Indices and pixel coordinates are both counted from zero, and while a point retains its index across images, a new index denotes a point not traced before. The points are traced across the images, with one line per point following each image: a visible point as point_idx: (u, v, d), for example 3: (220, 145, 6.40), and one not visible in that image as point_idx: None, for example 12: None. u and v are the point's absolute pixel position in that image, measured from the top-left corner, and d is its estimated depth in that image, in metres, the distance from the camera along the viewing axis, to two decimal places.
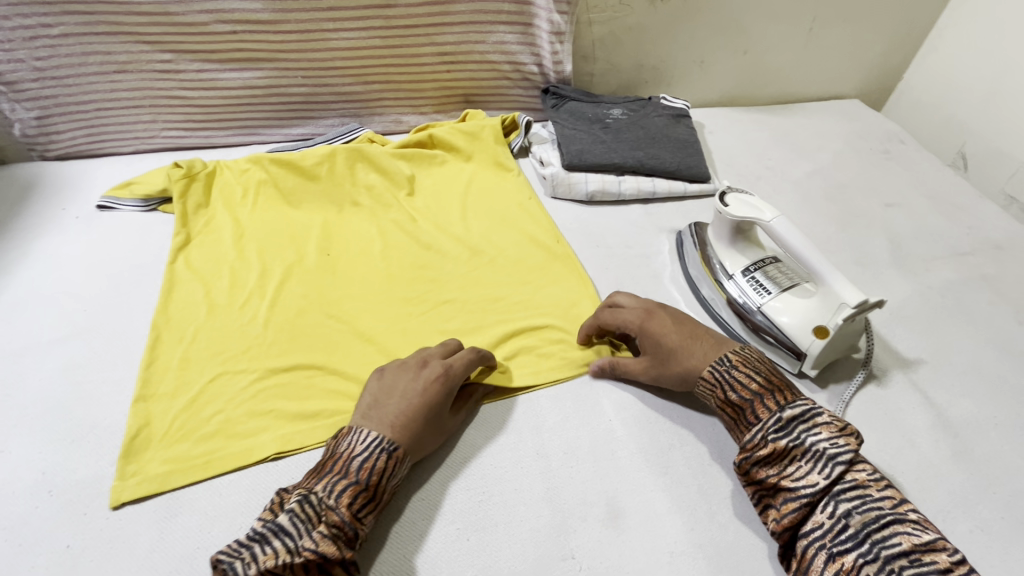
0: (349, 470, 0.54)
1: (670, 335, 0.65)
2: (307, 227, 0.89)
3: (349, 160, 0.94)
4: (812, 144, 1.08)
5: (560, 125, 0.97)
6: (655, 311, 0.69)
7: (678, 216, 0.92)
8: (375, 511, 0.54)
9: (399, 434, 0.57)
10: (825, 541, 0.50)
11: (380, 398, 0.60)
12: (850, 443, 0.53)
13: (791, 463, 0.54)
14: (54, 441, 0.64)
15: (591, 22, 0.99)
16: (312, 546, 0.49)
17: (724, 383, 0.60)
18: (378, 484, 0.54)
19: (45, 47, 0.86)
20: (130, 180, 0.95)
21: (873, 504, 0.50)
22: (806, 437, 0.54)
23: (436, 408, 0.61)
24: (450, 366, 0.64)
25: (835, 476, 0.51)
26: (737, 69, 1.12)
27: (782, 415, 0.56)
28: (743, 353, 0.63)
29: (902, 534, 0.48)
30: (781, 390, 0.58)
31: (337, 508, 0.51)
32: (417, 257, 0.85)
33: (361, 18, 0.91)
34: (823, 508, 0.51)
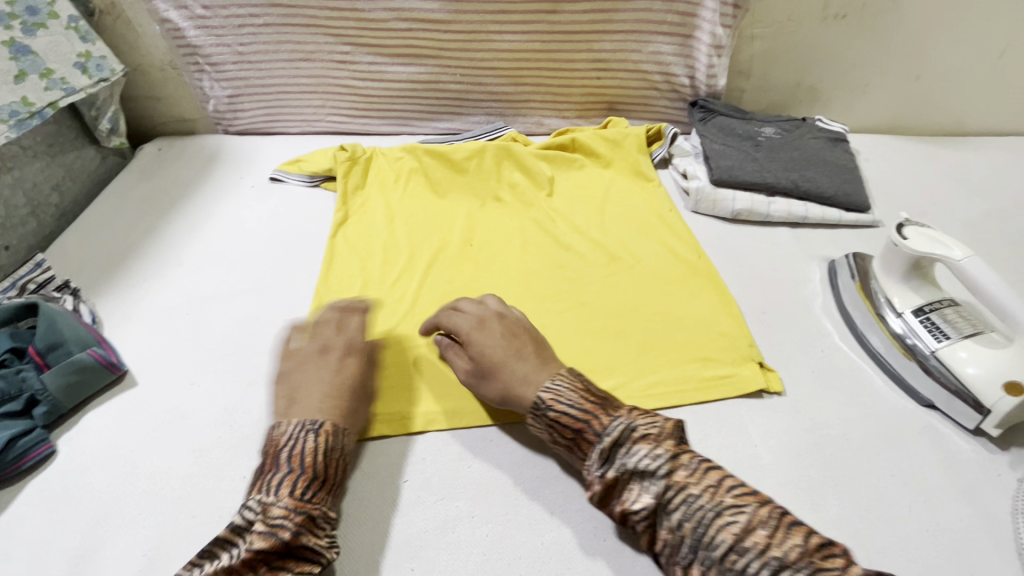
0: (281, 463, 0.53)
1: (490, 348, 0.62)
2: (451, 217, 0.93)
3: (496, 156, 0.98)
4: (987, 183, 0.98)
5: (709, 139, 0.95)
6: (487, 320, 0.66)
7: (831, 243, 0.87)
8: (327, 490, 0.54)
9: (329, 418, 0.57)
10: (675, 559, 0.48)
11: (298, 391, 0.60)
12: (664, 450, 0.50)
13: (624, 489, 0.51)
14: (232, 380, 0.72)
15: (754, 37, 0.96)
16: (252, 545, 0.47)
17: (552, 422, 0.56)
18: (319, 465, 0.54)
19: (248, 34, 0.98)
20: (299, 158, 1.04)
21: (694, 504, 0.47)
22: (626, 459, 0.51)
23: (356, 380, 0.63)
24: (353, 341, 0.66)
25: (659, 489, 0.49)
26: (906, 95, 1.04)
27: (603, 444, 0.52)
28: (557, 386, 0.57)
29: (723, 527, 0.46)
30: (598, 415, 0.54)
31: (274, 501, 0.50)
32: (556, 258, 0.87)
33: (525, 22, 0.95)
34: (661, 523, 0.49)
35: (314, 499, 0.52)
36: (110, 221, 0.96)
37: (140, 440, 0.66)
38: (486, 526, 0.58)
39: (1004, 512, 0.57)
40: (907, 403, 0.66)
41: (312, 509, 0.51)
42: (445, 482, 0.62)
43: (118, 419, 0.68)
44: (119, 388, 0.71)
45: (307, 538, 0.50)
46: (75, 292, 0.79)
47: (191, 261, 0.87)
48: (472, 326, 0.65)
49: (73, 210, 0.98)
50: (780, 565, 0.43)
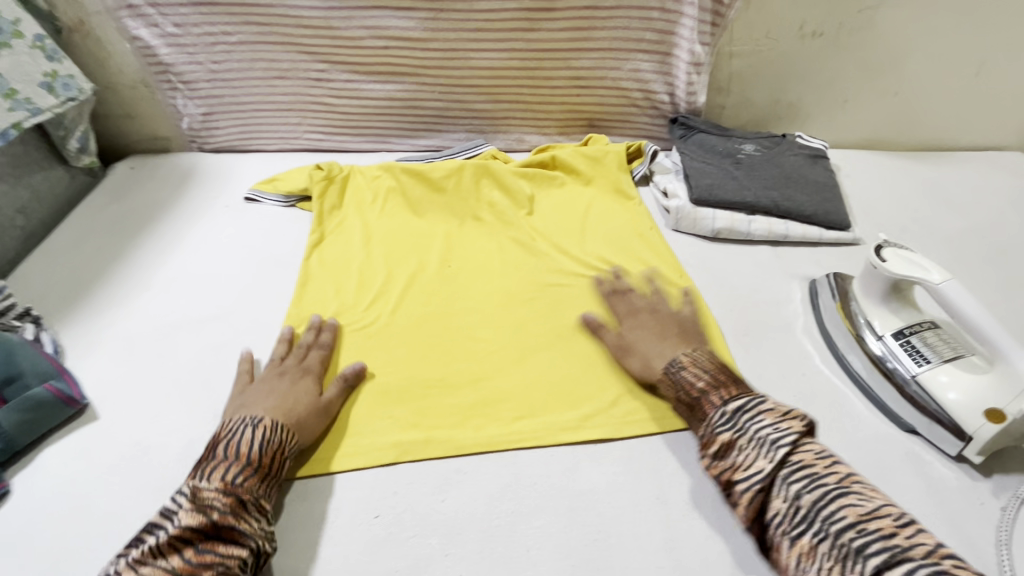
0: (219, 453, 0.56)
1: (643, 331, 0.73)
2: (429, 237, 0.92)
3: (475, 175, 0.97)
4: (967, 199, 0.98)
5: (689, 157, 0.94)
6: (638, 311, 0.76)
7: (812, 262, 0.86)
8: (263, 479, 0.56)
9: (267, 414, 0.61)
10: (784, 528, 0.51)
11: (250, 399, 0.64)
12: (792, 426, 0.55)
13: (738, 453, 0.55)
14: (198, 411, 0.69)
15: (732, 54, 0.96)
16: (181, 524, 0.50)
17: (678, 386, 0.64)
18: (253, 454, 0.56)
19: (221, 52, 0.96)
20: (274, 177, 1.02)
21: (818, 479, 0.52)
22: (750, 425, 0.56)
23: (319, 399, 0.66)
24: (307, 362, 0.71)
25: (781, 458, 0.53)
26: (885, 111, 1.04)
27: (727, 409, 0.58)
28: (693, 355, 0.66)
29: (846, 506, 0.49)
30: (727, 386, 0.61)
31: (208, 485, 0.53)
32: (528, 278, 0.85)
33: (503, 40, 0.94)
34: (774, 493, 0.52)
35: (245, 485, 0.54)
36: (78, 243, 0.93)
37: (100, 477, 0.63)
38: (459, 565, 0.56)
39: (987, 543, 0.56)
40: (889, 428, 0.65)
41: (242, 494, 0.53)
42: (417, 517, 0.60)
43: (77, 455, 0.65)
44: (79, 422, 0.68)
45: (236, 522, 0.51)
46: (36, 320, 0.76)
47: (159, 286, 0.85)
48: (624, 313, 0.77)
49: (39, 232, 0.95)
50: (900, 552, 0.45)
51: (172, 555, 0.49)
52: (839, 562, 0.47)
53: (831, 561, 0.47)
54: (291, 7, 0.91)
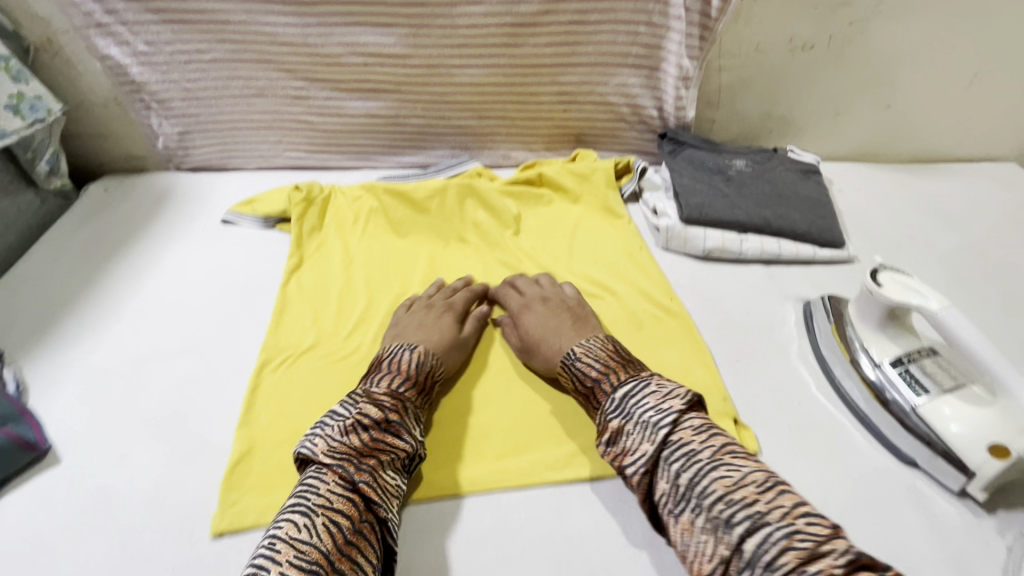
0: (385, 367, 0.66)
1: (533, 325, 0.73)
2: (413, 259, 0.89)
3: (460, 195, 0.94)
4: (961, 214, 0.96)
5: (678, 174, 0.92)
6: (531, 306, 0.76)
7: (806, 282, 0.83)
8: (416, 393, 0.65)
9: (418, 343, 0.70)
10: (669, 506, 0.52)
11: (402, 330, 0.73)
12: (674, 406, 0.56)
13: (627, 438, 0.57)
14: (167, 452, 0.66)
15: (721, 68, 0.94)
16: (365, 412, 0.58)
17: (574, 377, 0.65)
18: (410, 370, 0.65)
19: (195, 70, 0.93)
20: (252, 197, 0.99)
21: (695, 457, 0.52)
22: (633, 408, 0.58)
23: (459, 333, 0.74)
24: (454, 302, 0.78)
25: (660, 439, 0.54)
26: (878, 123, 1.02)
27: (615, 396, 0.60)
28: (587, 343, 0.67)
29: (716, 479, 0.50)
30: (619, 372, 0.63)
31: (378, 389, 0.62)
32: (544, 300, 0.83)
33: (487, 56, 0.91)
34: (660, 473, 0.54)
35: (406, 394, 0.63)
36: (47, 270, 0.89)
37: (61, 526, 0.60)
38: None
39: None
40: (888, 461, 0.63)
41: (404, 400, 0.62)
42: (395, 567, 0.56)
43: (37, 502, 0.62)
44: (41, 466, 0.65)
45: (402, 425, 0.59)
46: None
47: (131, 314, 0.82)
48: (518, 308, 0.77)
49: (6, 258, 0.91)
50: (760, 518, 0.47)
51: (350, 436, 0.56)
52: (713, 534, 0.48)
53: (706, 534, 0.48)
54: (266, 24, 0.88)
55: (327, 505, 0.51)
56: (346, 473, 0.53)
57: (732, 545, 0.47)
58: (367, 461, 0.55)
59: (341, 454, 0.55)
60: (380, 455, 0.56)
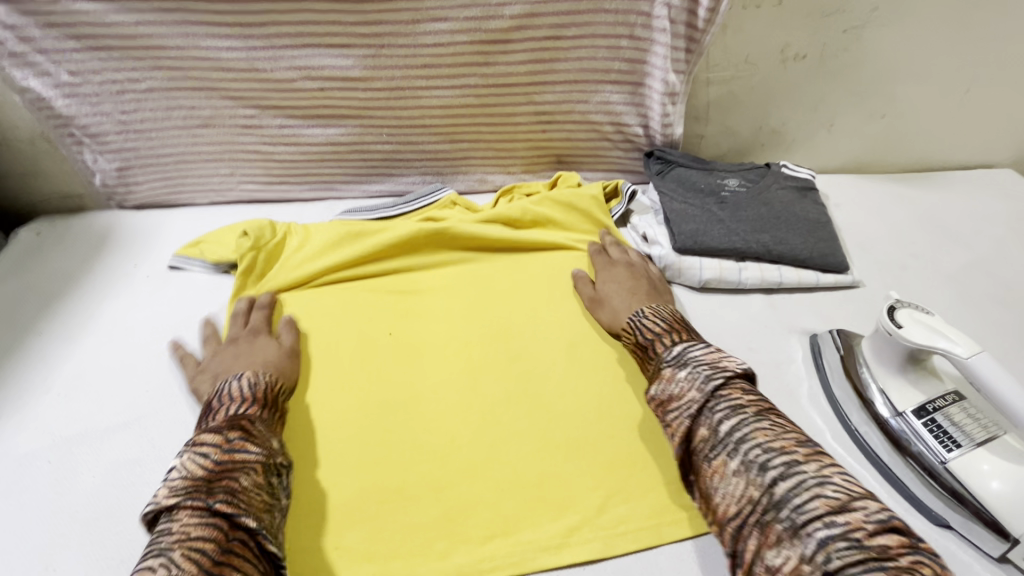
0: (219, 402, 0.59)
1: (610, 284, 0.77)
2: (381, 304, 0.80)
3: (427, 236, 0.85)
4: (964, 228, 0.91)
5: (669, 197, 0.85)
6: (615, 265, 0.80)
7: (810, 313, 0.77)
8: (263, 408, 0.60)
9: (249, 369, 0.65)
10: (705, 452, 0.52)
11: (229, 360, 0.68)
12: (729, 365, 0.56)
13: (675, 385, 0.56)
14: (100, 558, 0.56)
15: (709, 82, 0.87)
16: (205, 444, 0.52)
17: (637, 331, 0.66)
18: (250, 392, 0.60)
19: (130, 100, 0.83)
20: (201, 237, 0.89)
21: (738, 407, 0.52)
22: (690, 357, 0.58)
23: (282, 344, 0.72)
24: (257, 323, 0.74)
25: (712, 390, 0.54)
26: (874, 134, 0.97)
27: (673, 348, 0.61)
28: (656, 307, 0.69)
29: (758, 431, 0.51)
30: (679, 332, 0.65)
31: (217, 420, 0.56)
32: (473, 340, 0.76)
33: (457, 75, 0.83)
34: (701, 420, 0.53)
35: (252, 412, 0.58)
36: None
37: None
38: None
39: None
40: (917, 522, 0.56)
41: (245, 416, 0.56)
42: None
43: None
44: None
45: (248, 438, 0.54)
46: None
47: (62, 384, 0.72)
48: (605, 265, 0.80)
49: None
50: (796, 467, 0.47)
51: (194, 467, 0.49)
52: (745, 476, 0.49)
53: (740, 476, 0.49)
54: (206, 49, 0.78)
55: (186, 538, 0.44)
56: (198, 501, 0.47)
57: (763, 488, 0.47)
58: (222, 484, 0.49)
59: (188, 486, 0.48)
60: (235, 474, 0.50)
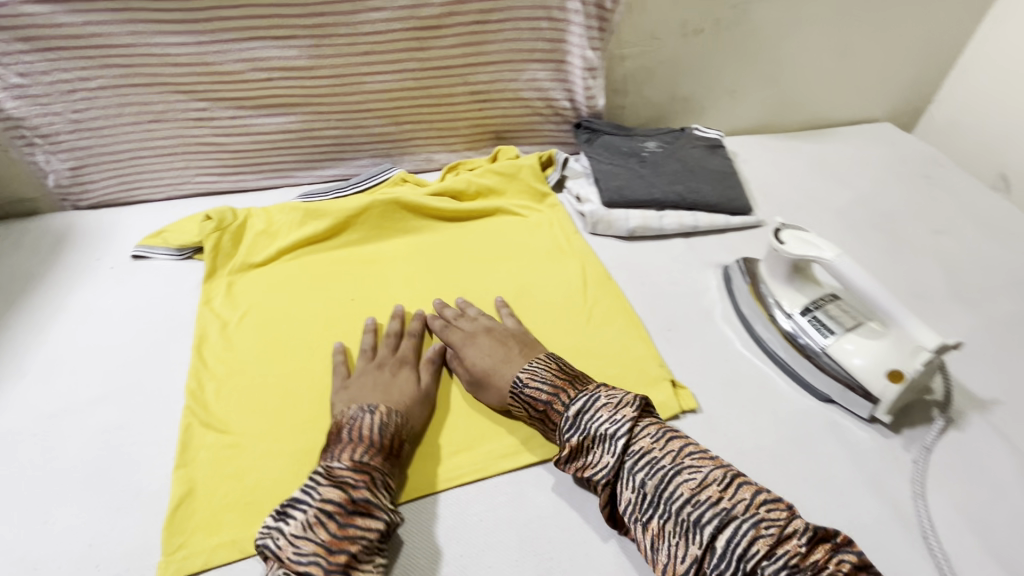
0: (344, 436, 0.59)
1: (479, 359, 0.70)
2: (344, 273, 0.87)
3: (381, 210, 0.93)
4: (849, 171, 1.06)
5: (596, 160, 0.96)
6: (477, 332, 0.73)
7: (722, 249, 0.89)
8: (385, 456, 0.60)
9: (381, 402, 0.64)
10: (636, 515, 0.54)
11: (376, 387, 0.67)
12: (625, 415, 0.59)
13: (589, 453, 0.59)
14: (98, 507, 0.61)
15: (623, 57, 0.98)
16: (319, 498, 0.53)
17: (526, 404, 0.64)
18: (376, 436, 0.60)
19: (81, 99, 0.87)
20: (163, 228, 0.94)
21: (656, 463, 0.55)
22: (591, 425, 0.59)
23: (421, 386, 0.69)
24: (403, 352, 0.73)
25: (621, 450, 0.57)
26: (770, 97, 1.11)
27: (569, 413, 0.60)
28: (532, 367, 0.66)
29: (682, 484, 0.53)
30: (565, 391, 0.63)
31: (341, 463, 0.56)
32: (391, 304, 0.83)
33: (395, 61, 0.91)
34: (624, 484, 0.56)
35: (374, 461, 0.58)
36: None
37: None
38: None
39: (905, 497, 0.60)
40: (807, 401, 0.69)
41: (371, 470, 0.57)
42: None
43: None
44: None
45: (368, 493, 0.55)
46: None
47: (38, 369, 0.75)
48: (465, 336, 0.73)
49: None
50: (728, 515, 0.51)
51: (316, 530, 0.51)
52: (683, 536, 0.51)
53: (677, 537, 0.51)
54: (156, 45, 0.83)
55: None
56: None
57: (705, 544, 0.50)
58: (337, 558, 0.51)
59: (311, 553, 0.50)
60: (352, 546, 0.52)
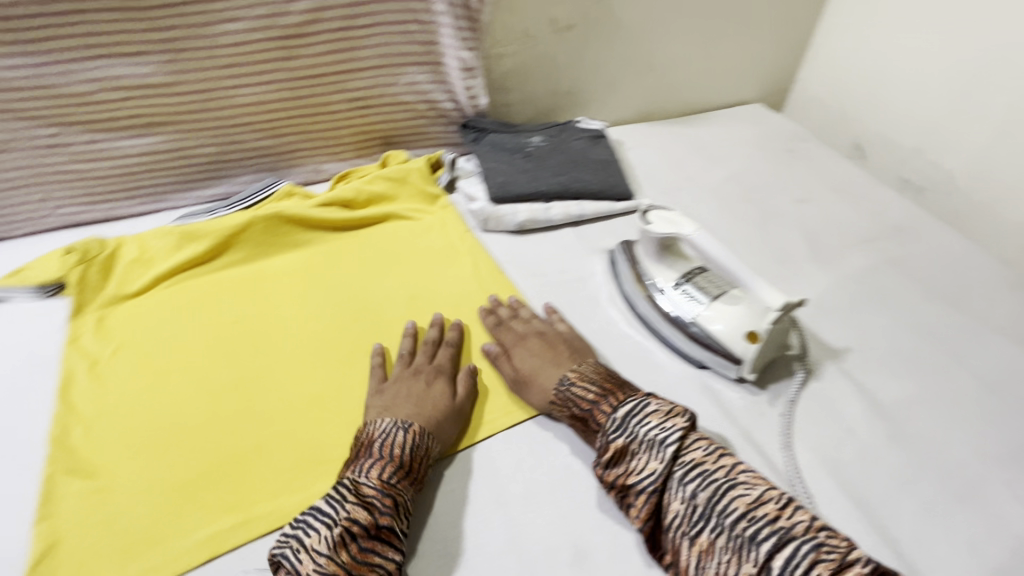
0: (375, 451, 0.59)
1: (525, 362, 0.72)
2: (227, 294, 0.84)
3: (265, 224, 0.90)
4: (723, 151, 1.13)
5: (482, 158, 0.98)
6: (527, 336, 0.74)
7: (608, 234, 0.93)
8: (410, 479, 0.59)
9: (413, 418, 0.63)
10: (684, 528, 0.55)
11: (412, 398, 0.66)
12: (676, 424, 0.60)
13: (632, 458, 0.60)
14: None
15: (500, 55, 1.00)
16: (346, 516, 0.53)
17: (570, 403, 0.66)
18: (405, 456, 0.59)
19: None
20: (20, 267, 0.85)
21: (710, 476, 0.56)
22: (639, 429, 0.60)
23: (455, 400, 0.68)
24: (440, 362, 0.72)
25: (671, 457, 0.58)
26: (648, 86, 1.17)
27: (616, 415, 0.62)
28: (580, 368, 0.68)
29: (736, 498, 0.54)
30: (614, 393, 0.65)
31: (370, 480, 0.56)
32: (282, 322, 0.80)
33: (264, 71, 0.88)
34: (672, 496, 0.57)
35: (400, 484, 0.58)
36: None
37: None
38: None
39: (774, 448, 0.64)
40: (684, 369, 0.73)
41: (397, 494, 0.57)
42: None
43: None
44: None
45: (392, 522, 0.55)
46: None
47: None
48: (513, 341, 0.75)
49: None
50: (786, 534, 0.51)
51: (338, 551, 0.51)
52: (737, 553, 0.52)
53: (729, 554, 0.52)
54: None
55: None
56: None
57: (759, 562, 0.51)
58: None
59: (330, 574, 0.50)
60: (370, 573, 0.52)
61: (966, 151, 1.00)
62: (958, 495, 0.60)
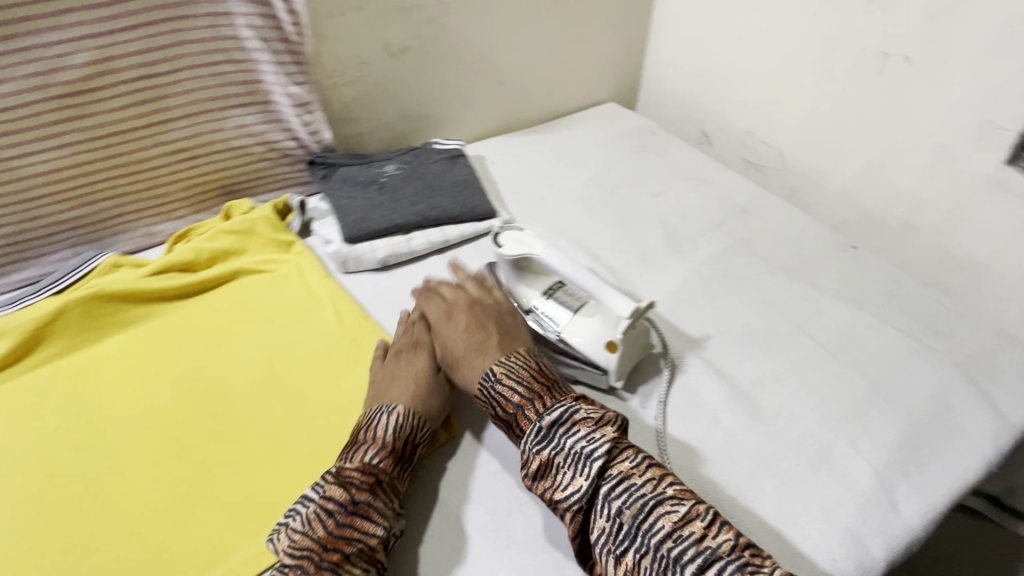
0: (360, 436, 0.60)
1: (450, 343, 0.67)
2: (43, 396, 0.72)
3: (82, 308, 0.79)
4: (582, 154, 1.15)
5: (334, 196, 0.92)
6: (455, 311, 0.70)
7: (475, 257, 0.92)
8: (396, 460, 0.59)
9: (399, 401, 0.63)
10: (609, 546, 0.53)
11: (394, 381, 0.66)
12: (605, 434, 0.57)
13: (558, 472, 0.56)
14: None
15: (336, 86, 0.95)
16: (325, 494, 0.55)
17: (492, 399, 0.62)
18: (388, 438, 0.59)
19: None
20: None
21: (638, 492, 0.53)
22: (565, 442, 0.56)
23: (433, 377, 0.67)
24: (419, 338, 0.71)
25: (597, 473, 0.54)
26: (501, 99, 1.16)
27: (542, 423, 0.58)
28: (508, 362, 0.63)
29: (663, 516, 0.52)
30: (542, 397, 0.60)
31: (350, 463, 0.57)
32: (115, 417, 0.70)
33: (54, 134, 0.77)
34: (599, 513, 0.54)
35: (382, 465, 0.57)
36: None
37: None
38: None
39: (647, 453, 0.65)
40: None
41: (379, 475, 0.57)
42: None
43: None
44: None
45: (372, 499, 0.55)
46: None
47: None
48: (442, 317, 0.70)
49: None
50: (712, 554, 0.49)
51: (312, 526, 0.53)
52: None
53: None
54: None
55: None
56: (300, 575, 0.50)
57: None
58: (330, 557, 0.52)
59: (304, 549, 0.52)
60: (346, 548, 0.53)
61: (788, 129, 1.08)
62: (813, 463, 0.64)
